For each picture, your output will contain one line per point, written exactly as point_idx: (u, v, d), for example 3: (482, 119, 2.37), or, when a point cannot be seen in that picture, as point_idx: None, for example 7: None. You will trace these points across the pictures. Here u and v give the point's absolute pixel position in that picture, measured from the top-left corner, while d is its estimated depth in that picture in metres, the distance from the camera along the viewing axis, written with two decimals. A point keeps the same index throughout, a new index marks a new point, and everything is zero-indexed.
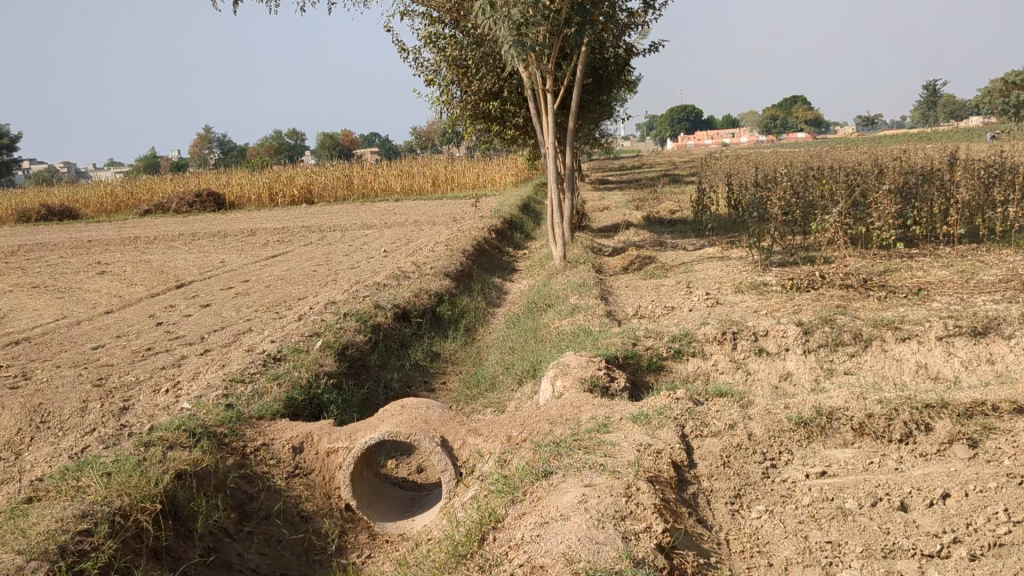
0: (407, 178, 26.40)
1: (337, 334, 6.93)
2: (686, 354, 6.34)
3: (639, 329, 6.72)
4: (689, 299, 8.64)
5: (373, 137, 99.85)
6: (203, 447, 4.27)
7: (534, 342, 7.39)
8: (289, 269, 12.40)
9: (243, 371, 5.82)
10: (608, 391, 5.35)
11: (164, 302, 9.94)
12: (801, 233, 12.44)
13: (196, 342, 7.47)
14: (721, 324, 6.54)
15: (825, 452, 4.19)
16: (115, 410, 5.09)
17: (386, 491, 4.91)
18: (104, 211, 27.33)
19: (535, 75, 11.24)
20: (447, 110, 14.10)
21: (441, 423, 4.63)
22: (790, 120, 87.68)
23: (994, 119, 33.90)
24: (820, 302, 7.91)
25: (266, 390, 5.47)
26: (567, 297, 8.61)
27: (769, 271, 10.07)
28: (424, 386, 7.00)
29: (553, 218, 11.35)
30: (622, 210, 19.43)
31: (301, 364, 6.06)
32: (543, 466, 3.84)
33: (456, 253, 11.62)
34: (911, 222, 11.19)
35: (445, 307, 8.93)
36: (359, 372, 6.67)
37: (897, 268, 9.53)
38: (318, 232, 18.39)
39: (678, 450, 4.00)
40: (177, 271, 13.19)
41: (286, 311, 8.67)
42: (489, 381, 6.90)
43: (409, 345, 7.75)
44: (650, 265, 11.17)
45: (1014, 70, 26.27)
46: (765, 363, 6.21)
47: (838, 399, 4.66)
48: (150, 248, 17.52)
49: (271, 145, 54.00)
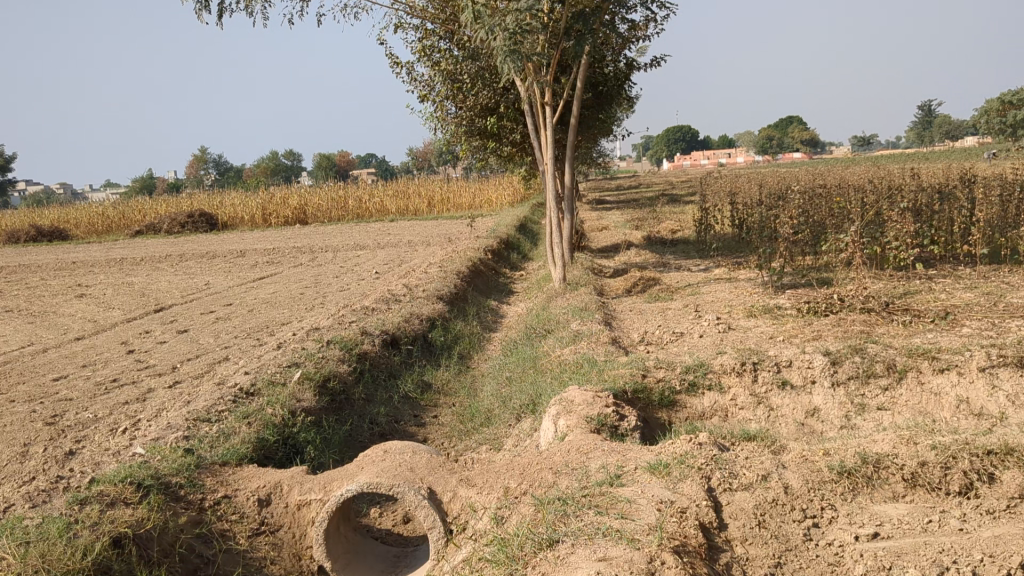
0: (402, 198, 25.89)
1: (318, 365, 6.32)
2: (701, 387, 5.75)
3: (648, 359, 6.13)
4: (699, 324, 8.09)
5: (371, 158, 100.30)
6: (151, 503, 3.68)
7: (532, 372, 6.81)
8: (275, 291, 11.79)
9: (210, 407, 5.21)
10: (617, 432, 4.79)
11: (139, 328, 9.34)
12: (811, 253, 11.89)
13: (166, 373, 6.86)
14: (738, 354, 5.98)
15: (874, 508, 3.62)
16: (60, 454, 4.48)
17: (368, 546, 4.32)
18: (94, 232, 26.75)
19: (533, 87, 10.68)
20: (442, 127, 13.54)
21: (429, 472, 4.05)
22: (787, 140, 87.58)
23: (994, 140, 33.40)
24: (841, 329, 7.36)
25: (233, 430, 4.87)
26: (568, 322, 8.04)
27: (781, 293, 9.50)
28: (413, 421, 6.42)
29: (553, 238, 10.76)
30: (622, 230, 18.92)
31: (276, 400, 5.45)
32: (547, 531, 3.26)
33: (450, 275, 11.07)
34: (929, 241, 10.65)
35: (437, 333, 8.36)
36: (341, 407, 6.09)
37: (918, 291, 8.96)
38: (309, 253, 17.81)
39: (705, 508, 3.42)
40: (158, 293, 12.58)
41: (267, 338, 8.08)
42: (484, 416, 6.33)
43: (398, 374, 7.17)
44: (653, 287, 10.62)
45: (1012, 90, 25.70)
46: (789, 398, 5.63)
47: (885, 443, 4.08)
48: (137, 270, 16.91)
49: (267, 166, 53.63)
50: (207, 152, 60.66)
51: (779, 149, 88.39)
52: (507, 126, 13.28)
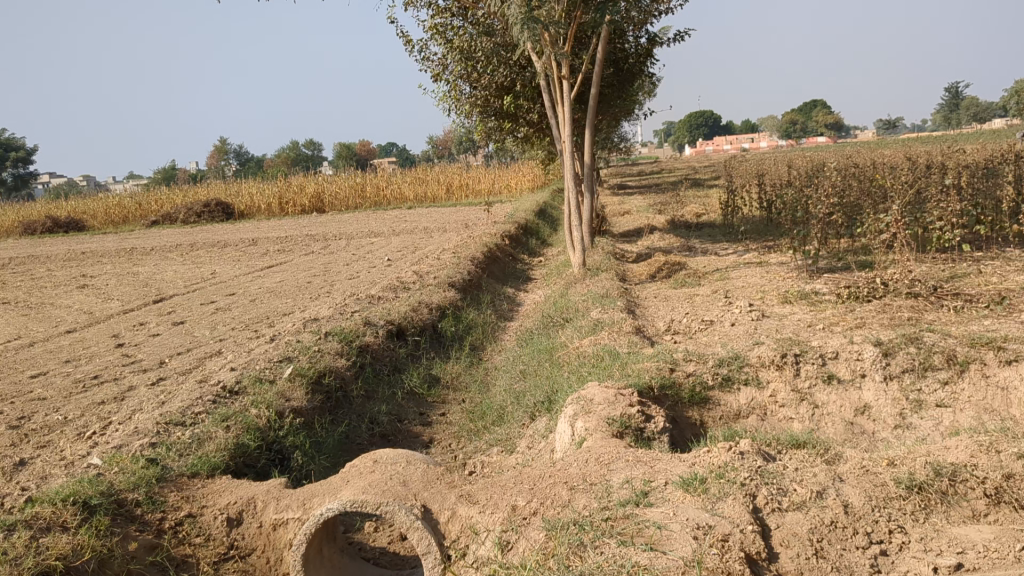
0: (420, 185, 25.33)
1: (312, 359, 5.76)
2: (736, 382, 5.14)
3: (677, 350, 5.52)
4: (729, 311, 7.48)
5: (391, 147, 100.23)
6: (93, 528, 3.17)
7: (549, 365, 6.22)
8: (281, 280, 11.26)
9: (186, 408, 4.64)
10: (642, 436, 4.21)
11: (134, 320, 8.82)
12: (847, 234, 11.20)
13: (151, 368, 6.32)
14: (779, 344, 5.35)
15: (953, 531, 3.01)
16: (8, 465, 3.95)
17: (359, 570, 3.76)
18: (111, 222, 26.36)
19: (550, 62, 10.03)
20: (455, 107, 12.91)
21: (424, 487, 3.49)
22: (811, 124, 86.28)
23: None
24: (887, 316, 6.73)
25: (209, 436, 4.32)
26: (588, 310, 7.45)
27: (817, 277, 8.87)
28: (418, 421, 5.90)
29: (572, 221, 10.11)
30: (644, 214, 18.27)
31: (261, 398, 4.89)
32: (559, 567, 2.69)
33: (464, 261, 10.50)
34: (975, 221, 9.95)
35: (448, 323, 7.81)
36: (337, 406, 5.55)
37: (966, 274, 8.29)
38: (323, 241, 17.27)
39: (751, 535, 2.83)
40: (162, 283, 12.09)
41: (265, 329, 7.52)
42: (495, 414, 5.80)
43: (403, 368, 6.62)
44: (679, 272, 10.01)
45: None
46: (835, 393, 5.01)
47: (961, 452, 3.45)
48: (145, 260, 16.43)
49: (287, 155, 53.21)
50: (228, 144, 60.34)
51: (803, 133, 87.14)
52: (524, 106, 12.62)
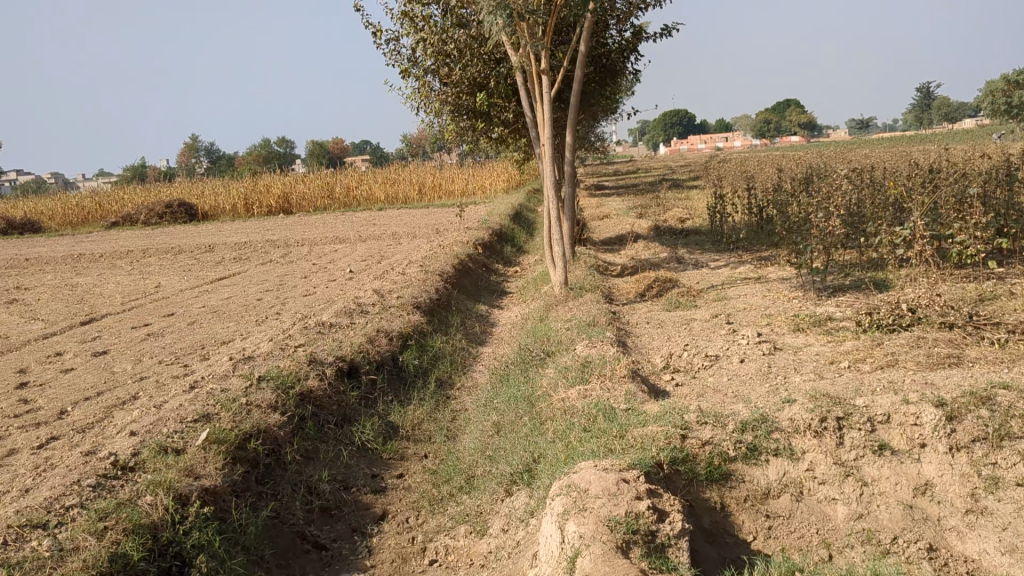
0: (392, 185, 24.12)
1: (236, 417, 4.66)
2: (764, 453, 4.12)
3: (687, 408, 4.47)
4: (736, 342, 6.47)
5: (365, 145, 98.85)
6: None
7: (528, 420, 5.18)
8: (229, 297, 10.11)
9: (54, 499, 3.55)
10: (654, 544, 3.17)
11: (50, 349, 7.65)
12: (853, 246, 10.20)
13: (45, 423, 5.17)
14: (815, 403, 4.30)
15: None
16: None
17: None
18: (69, 223, 25.00)
19: (527, 55, 8.92)
20: (424, 104, 11.80)
21: None
22: (785, 123, 85.87)
23: (995, 120, 31.93)
24: (924, 353, 5.73)
25: (75, 546, 3.24)
26: (573, 343, 6.41)
27: (828, 298, 7.89)
28: (369, 487, 4.83)
29: (552, 234, 8.95)
30: (626, 218, 17.27)
31: (160, 479, 3.80)
32: None
33: (431, 276, 9.42)
34: (997, 232, 8.99)
35: (411, 355, 6.74)
36: (265, 477, 4.48)
37: (997, 296, 7.33)
38: (284, 247, 16.09)
39: None
40: (98, 299, 10.88)
41: (195, 366, 6.39)
42: (463, 478, 4.76)
43: (354, 418, 5.55)
44: (672, 289, 9.00)
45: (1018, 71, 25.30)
46: (889, 467, 3.98)
47: None
48: (91, 268, 15.14)
49: (258, 153, 51.79)
50: (198, 142, 58.76)
51: (778, 132, 86.81)
52: (499, 105, 11.54)
